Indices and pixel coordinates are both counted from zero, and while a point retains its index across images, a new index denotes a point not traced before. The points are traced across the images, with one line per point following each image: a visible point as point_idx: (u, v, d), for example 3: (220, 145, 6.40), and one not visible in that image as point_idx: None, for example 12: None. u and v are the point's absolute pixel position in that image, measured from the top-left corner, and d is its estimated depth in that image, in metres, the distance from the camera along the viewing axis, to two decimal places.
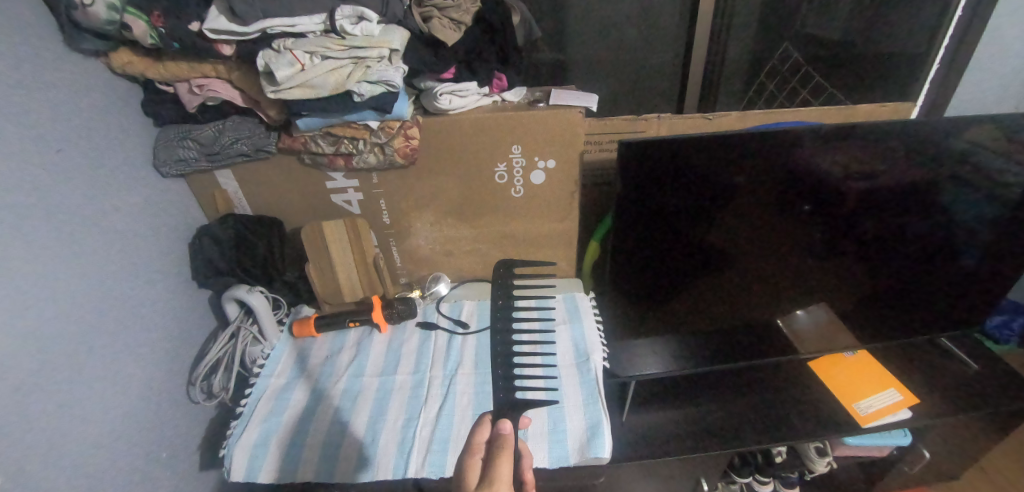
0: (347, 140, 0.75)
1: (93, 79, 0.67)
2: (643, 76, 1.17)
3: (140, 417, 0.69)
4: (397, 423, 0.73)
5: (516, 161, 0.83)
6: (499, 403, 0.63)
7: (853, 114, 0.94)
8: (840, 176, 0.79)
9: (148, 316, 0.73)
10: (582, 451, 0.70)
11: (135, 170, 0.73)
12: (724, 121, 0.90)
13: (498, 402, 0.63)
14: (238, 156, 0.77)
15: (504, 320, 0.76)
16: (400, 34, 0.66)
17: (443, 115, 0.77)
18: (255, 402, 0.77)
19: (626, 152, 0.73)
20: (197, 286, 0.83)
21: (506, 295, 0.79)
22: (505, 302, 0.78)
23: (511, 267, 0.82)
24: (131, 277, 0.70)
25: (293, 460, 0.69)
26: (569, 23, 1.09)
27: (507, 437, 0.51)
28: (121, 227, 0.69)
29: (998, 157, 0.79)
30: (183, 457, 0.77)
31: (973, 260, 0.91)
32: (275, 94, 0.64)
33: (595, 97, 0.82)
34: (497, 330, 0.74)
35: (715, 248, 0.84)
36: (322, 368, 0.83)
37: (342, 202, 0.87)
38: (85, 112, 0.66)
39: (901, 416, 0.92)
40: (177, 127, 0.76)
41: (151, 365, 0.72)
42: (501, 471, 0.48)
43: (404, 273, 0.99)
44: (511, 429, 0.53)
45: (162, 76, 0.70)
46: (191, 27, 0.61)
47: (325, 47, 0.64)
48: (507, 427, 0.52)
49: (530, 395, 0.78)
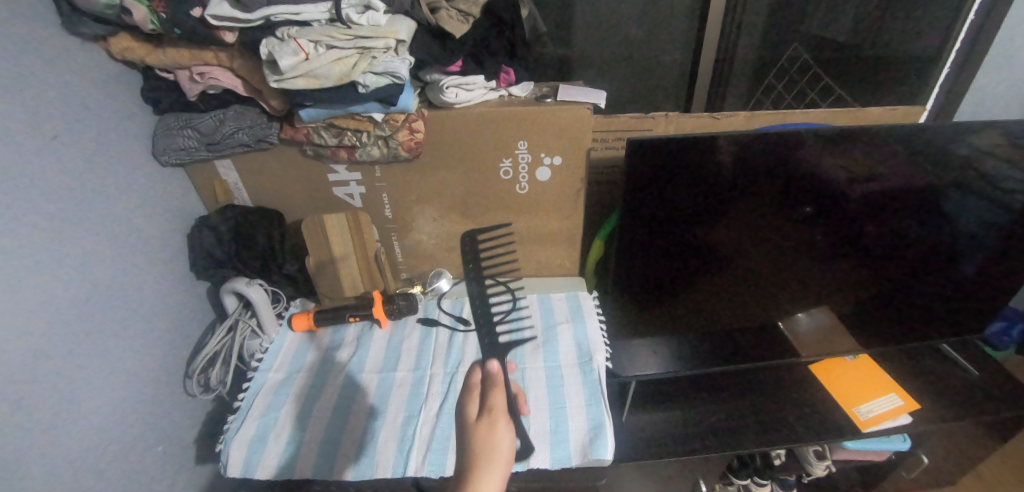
0: (350, 132, 0.74)
1: (90, 63, 0.66)
2: (649, 73, 1.16)
3: (135, 409, 0.68)
4: (397, 420, 0.72)
5: (521, 157, 0.82)
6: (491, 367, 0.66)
7: (863, 116, 0.92)
8: (843, 178, 0.77)
9: (145, 307, 0.72)
10: (585, 452, 0.68)
11: (135, 160, 0.72)
12: (732, 122, 0.89)
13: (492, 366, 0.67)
14: (239, 145, 0.76)
15: None
16: (407, 24, 0.65)
17: (450, 109, 0.76)
18: (253, 397, 0.75)
19: (633, 151, 0.72)
20: (196, 278, 0.82)
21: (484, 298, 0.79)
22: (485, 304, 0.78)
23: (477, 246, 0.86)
24: (126, 267, 0.69)
25: (291, 456, 0.68)
26: (576, 18, 1.07)
27: (497, 374, 0.49)
28: (118, 216, 0.68)
29: (1003, 163, 0.78)
30: (180, 451, 0.77)
31: (974, 265, 0.90)
32: (277, 84, 0.63)
33: (604, 94, 0.80)
34: None
35: (718, 247, 0.83)
36: (320, 363, 0.82)
37: (344, 195, 0.86)
38: (85, 99, 0.64)
39: (900, 422, 0.92)
40: (177, 116, 0.75)
41: (147, 357, 0.71)
42: (496, 403, 0.47)
43: (404, 267, 0.98)
44: (499, 366, 0.50)
45: (163, 63, 0.68)
46: (192, 13, 0.60)
47: (330, 36, 0.62)
48: (496, 365, 0.50)
49: (530, 369, 0.80)
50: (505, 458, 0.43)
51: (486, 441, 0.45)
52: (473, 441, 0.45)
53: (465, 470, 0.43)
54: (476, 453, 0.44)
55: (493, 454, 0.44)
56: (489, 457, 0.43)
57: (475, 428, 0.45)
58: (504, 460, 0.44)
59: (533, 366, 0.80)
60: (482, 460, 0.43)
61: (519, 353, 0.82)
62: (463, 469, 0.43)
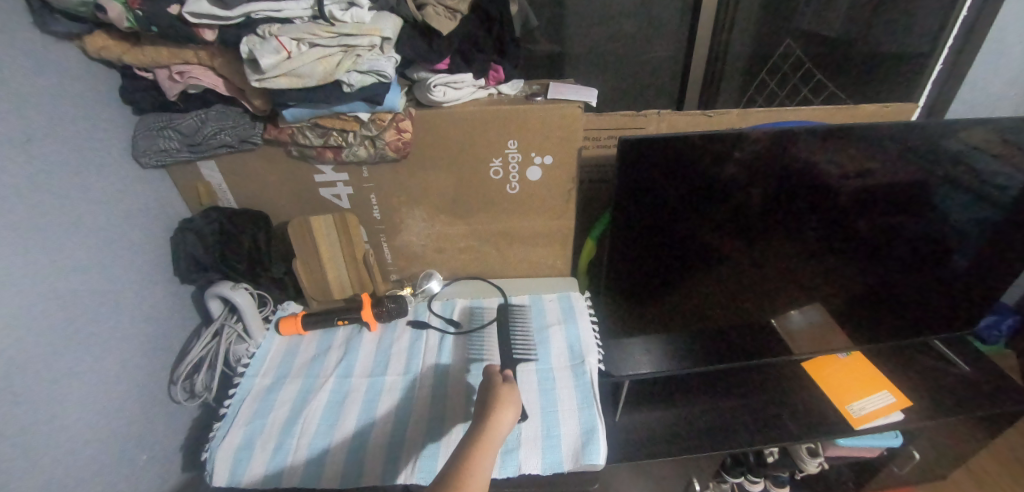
0: (336, 132, 0.72)
1: (65, 62, 0.63)
2: (642, 69, 1.15)
3: (118, 418, 0.67)
4: (387, 426, 0.71)
5: (511, 157, 0.80)
6: None
7: (856, 114, 0.91)
8: (836, 175, 0.77)
9: (127, 312, 0.70)
10: (577, 457, 0.67)
11: (114, 162, 0.70)
12: (725, 119, 0.88)
13: None
14: (222, 147, 0.74)
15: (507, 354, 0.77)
16: (392, 21, 0.64)
17: (438, 108, 0.74)
18: (240, 403, 0.74)
19: (625, 149, 0.71)
20: (180, 282, 0.80)
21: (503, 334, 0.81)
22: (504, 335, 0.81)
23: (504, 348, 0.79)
24: (107, 272, 0.67)
25: (279, 464, 0.67)
26: (568, 15, 1.06)
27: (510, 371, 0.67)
28: (96, 219, 0.66)
29: (995, 159, 0.78)
30: (165, 459, 0.75)
31: (965, 261, 0.90)
32: (259, 83, 0.61)
33: (595, 92, 0.78)
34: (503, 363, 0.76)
35: (710, 246, 0.83)
36: (308, 368, 0.80)
37: (331, 196, 0.84)
38: (60, 98, 0.62)
39: (893, 418, 0.92)
40: (157, 116, 0.73)
41: (130, 364, 0.70)
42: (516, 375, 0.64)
43: (394, 269, 0.97)
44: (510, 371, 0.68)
45: (141, 61, 0.66)
46: (170, 10, 0.57)
47: (313, 34, 0.60)
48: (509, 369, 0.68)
49: (523, 375, 0.78)
50: (516, 408, 0.59)
51: (506, 394, 0.60)
52: (498, 391, 0.60)
53: (487, 409, 0.58)
54: (499, 399, 0.59)
55: (509, 404, 0.59)
56: (507, 403, 0.58)
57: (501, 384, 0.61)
58: (514, 413, 0.59)
59: (525, 370, 0.79)
60: (500, 404, 0.58)
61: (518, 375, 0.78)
62: (488, 406, 0.58)
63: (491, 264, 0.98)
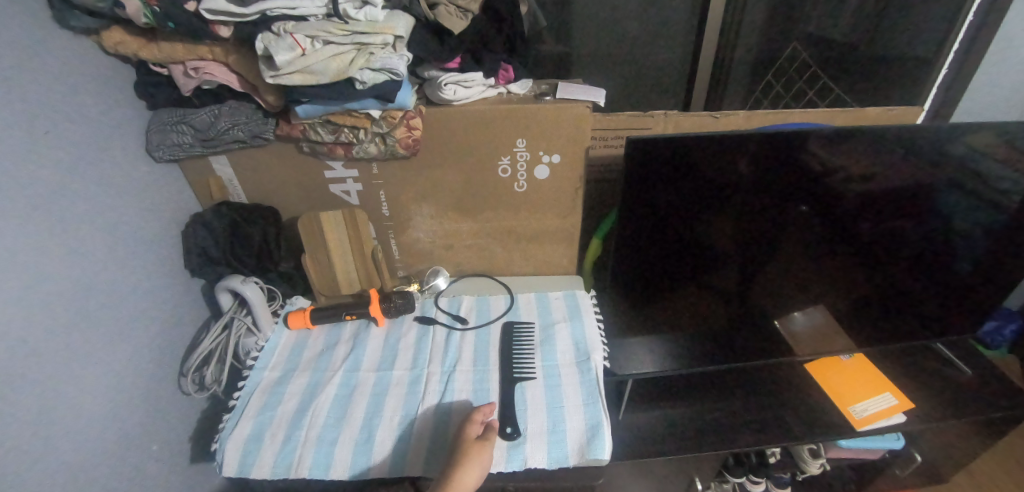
0: (347, 128, 0.73)
1: (82, 57, 0.64)
2: (650, 70, 1.16)
3: (129, 409, 0.68)
4: (393, 421, 0.72)
5: (520, 155, 0.81)
6: (503, 389, 0.76)
7: (862, 116, 0.92)
8: (840, 179, 0.77)
9: (139, 304, 0.71)
10: (582, 452, 0.68)
11: (128, 155, 0.71)
12: (732, 121, 0.89)
13: (503, 388, 0.76)
14: (234, 142, 0.76)
15: (508, 370, 0.79)
16: (404, 19, 0.65)
17: (448, 105, 0.75)
18: (249, 395, 0.75)
19: (632, 150, 0.72)
20: (190, 275, 0.81)
21: (506, 349, 0.82)
22: (507, 350, 0.82)
23: (505, 366, 0.79)
24: (120, 264, 0.68)
25: (286, 455, 0.67)
26: (577, 14, 1.06)
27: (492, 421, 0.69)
28: (111, 211, 0.67)
29: (999, 163, 0.78)
30: (174, 450, 0.76)
31: (968, 266, 0.91)
32: (273, 79, 0.62)
33: (603, 91, 0.79)
34: (505, 379, 0.77)
35: (715, 246, 0.84)
36: (317, 361, 0.81)
37: (341, 192, 0.85)
38: (77, 92, 0.63)
39: (895, 420, 0.92)
40: (170, 111, 0.74)
41: (142, 354, 0.71)
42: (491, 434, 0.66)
43: (402, 265, 0.97)
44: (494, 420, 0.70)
45: (156, 57, 0.67)
46: (187, 6, 0.59)
47: (328, 32, 0.61)
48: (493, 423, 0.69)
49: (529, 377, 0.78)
50: (478, 464, 0.63)
51: (475, 449, 0.64)
52: (468, 444, 0.65)
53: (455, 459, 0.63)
54: (466, 452, 0.64)
55: (475, 458, 0.63)
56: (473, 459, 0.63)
57: (473, 439, 0.65)
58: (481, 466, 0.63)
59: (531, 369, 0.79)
60: (467, 457, 0.63)
61: (521, 387, 0.76)
62: (455, 458, 0.63)
63: (498, 262, 0.99)
